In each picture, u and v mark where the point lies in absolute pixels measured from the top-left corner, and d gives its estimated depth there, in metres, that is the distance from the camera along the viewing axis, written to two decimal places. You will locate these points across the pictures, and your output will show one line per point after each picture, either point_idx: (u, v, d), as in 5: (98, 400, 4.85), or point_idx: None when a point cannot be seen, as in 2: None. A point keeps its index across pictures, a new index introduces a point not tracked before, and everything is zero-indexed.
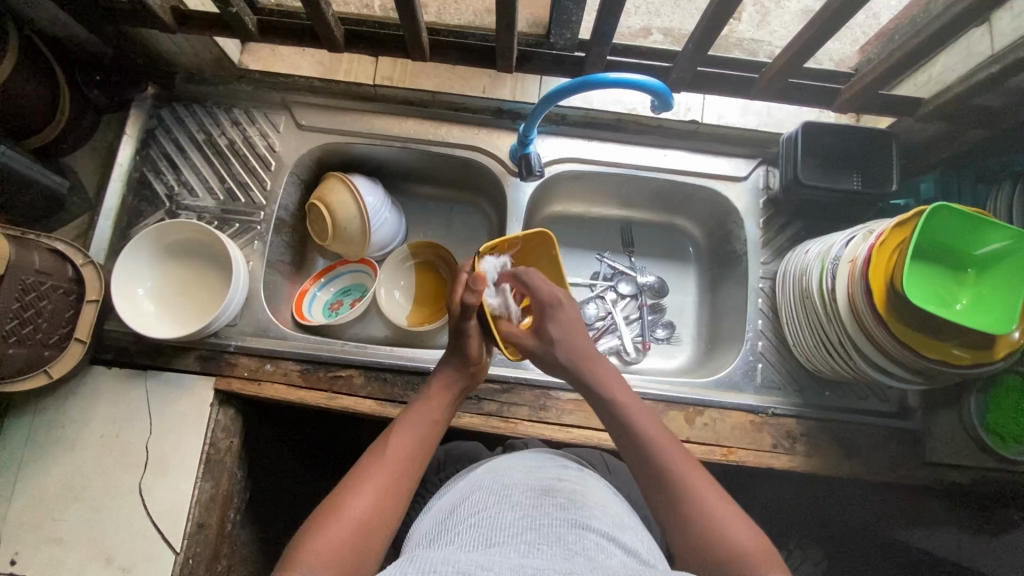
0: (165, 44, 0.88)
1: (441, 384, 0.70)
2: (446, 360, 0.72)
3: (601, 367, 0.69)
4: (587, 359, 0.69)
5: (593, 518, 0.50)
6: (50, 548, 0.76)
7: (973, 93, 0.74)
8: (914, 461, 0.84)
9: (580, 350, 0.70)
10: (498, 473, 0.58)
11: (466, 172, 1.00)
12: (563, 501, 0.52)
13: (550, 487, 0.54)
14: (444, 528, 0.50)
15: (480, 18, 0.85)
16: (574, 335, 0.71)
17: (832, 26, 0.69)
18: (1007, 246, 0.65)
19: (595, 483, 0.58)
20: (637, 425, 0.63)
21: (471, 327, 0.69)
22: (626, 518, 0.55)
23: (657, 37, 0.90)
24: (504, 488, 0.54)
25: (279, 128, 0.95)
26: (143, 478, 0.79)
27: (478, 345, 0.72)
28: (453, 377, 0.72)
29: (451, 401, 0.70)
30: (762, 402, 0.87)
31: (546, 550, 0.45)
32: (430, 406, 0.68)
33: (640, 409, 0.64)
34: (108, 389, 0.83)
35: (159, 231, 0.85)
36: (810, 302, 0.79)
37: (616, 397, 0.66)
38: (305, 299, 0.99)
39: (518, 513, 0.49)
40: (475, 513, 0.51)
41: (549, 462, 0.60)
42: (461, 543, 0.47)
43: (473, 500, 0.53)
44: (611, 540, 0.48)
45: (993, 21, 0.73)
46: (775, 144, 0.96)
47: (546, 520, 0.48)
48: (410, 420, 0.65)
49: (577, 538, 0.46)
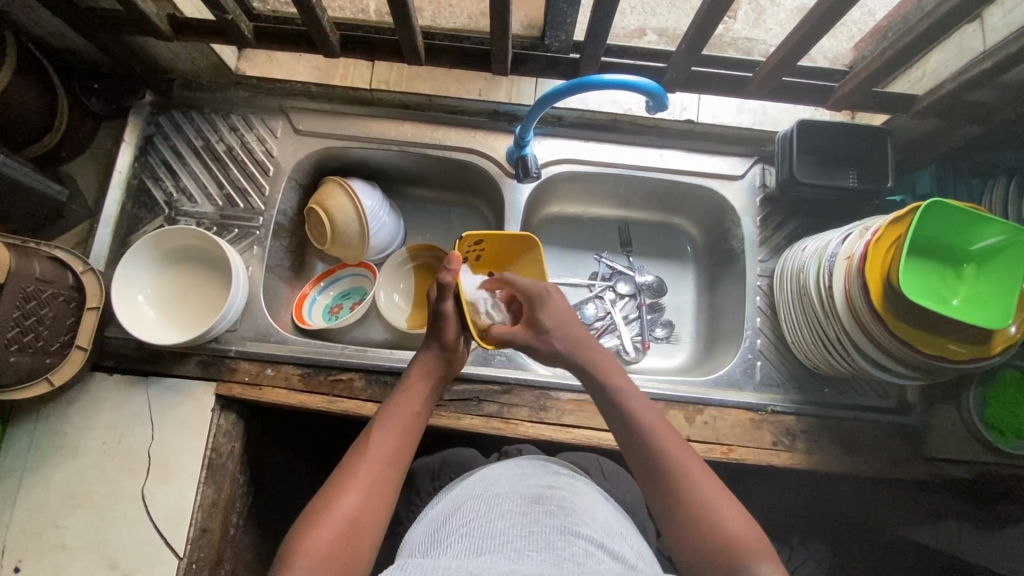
0: (162, 51, 0.88)
1: (420, 371, 0.71)
2: (426, 346, 0.73)
3: (598, 353, 0.70)
4: (581, 346, 0.71)
5: (582, 525, 0.50)
6: (54, 554, 0.77)
7: (966, 89, 0.74)
8: (914, 456, 0.84)
9: (574, 338, 0.71)
10: (489, 482, 0.58)
11: (463, 174, 1.00)
12: (553, 507, 0.52)
13: (541, 494, 0.54)
14: (437, 537, 0.51)
15: (474, 20, 0.85)
16: (565, 324, 0.72)
17: (824, 24, 0.70)
18: (1006, 241, 0.65)
19: (585, 489, 0.59)
20: (636, 417, 0.63)
21: (448, 309, 0.70)
22: (616, 524, 0.55)
23: (652, 37, 0.90)
24: (495, 497, 0.54)
25: (277, 134, 0.96)
26: (145, 483, 0.80)
27: (456, 329, 0.72)
28: (434, 363, 0.72)
29: (432, 388, 0.70)
30: (761, 399, 0.87)
31: (535, 557, 0.45)
32: (411, 394, 0.68)
33: (638, 400, 0.64)
34: (109, 395, 0.83)
35: (158, 237, 0.85)
36: (807, 299, 0.80)
37: (615, 387, 0.66)
38: (305, 302, 0.99)
39: (509, 520, 0.50)
40: (467, 522, 0.51)
41: (540, 469, 0.60)
42: (452, 552, 0.47)
43: (465, 509, 0.54)
44: (600, 546, 0.48)
45: (985, 17, 0.73)
46: (771, 142, 0.97)
47: (536, 527, 0.49)
48: (391, 412, 0.65)
49: (567, 544, 0.47)
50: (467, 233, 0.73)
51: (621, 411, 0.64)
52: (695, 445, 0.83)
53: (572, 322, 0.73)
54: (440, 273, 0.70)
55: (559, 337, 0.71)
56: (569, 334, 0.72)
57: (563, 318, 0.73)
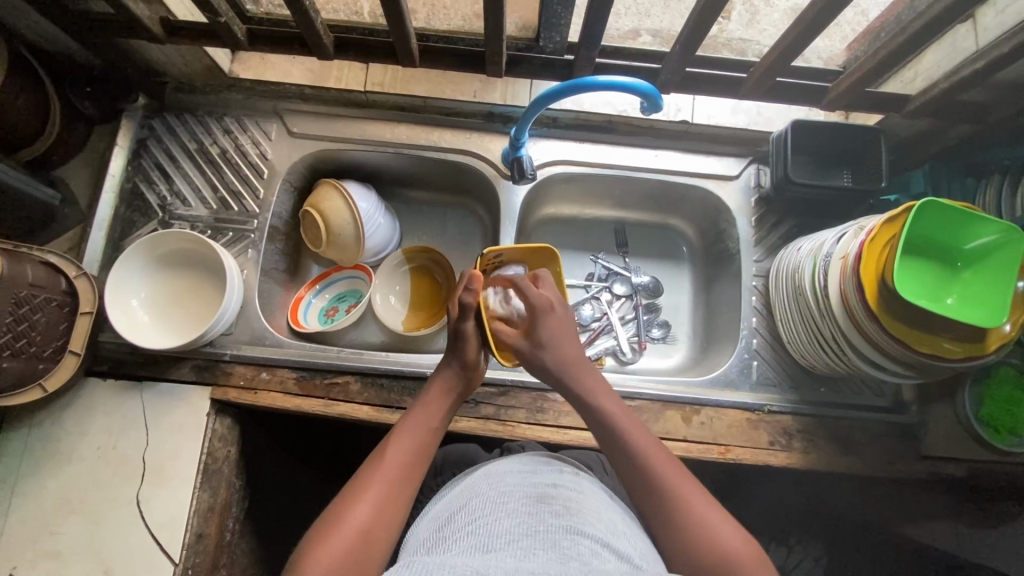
0: (155, 54, 0.88)
1: (441, 389, 0.70)
2: (447, 364, 0.72)
3: (588, 373, 0.68)
4: (574, 365, 0.68)
5: (588, 524, 0.50)
6: (48, 561, 0.76)
7: (960, 88, 0.74)
8: (909, 455, 0.85)
9: (568, 355, 0.69)
10: (493, 480, 0.58)
11: (459, 176, 1.00)
12: (558, 507, 0.52)
13: (545, 494, 0.54)
14: (442, 535, 0.51)
15: (469, 22, 0.85)
16: (564, 339, 0.70)
17: (818, 25, 0.70)
18: (998, 239, 0.66)
19: (589, 488, 0.58)
20: (624, 433, 0.62)
21: (469, 329, 0.70)
22: (621, 523, 0.55)
23: (646, 39, 0.91)
24: (500, 495, 0.54)
25: (271, 137, 0.95)
26: (140, 489, 0.79)
27: (476, 350, 0.71)
28: (453, 381, 0.70)
29: (451, 405, 0.69)
30: (758, 399, 0.87)
31: (541, 556, 0.45)
32: (429, 410, 0.67)
33: (624, 416, 0.64)
34: (104, 400, 0.82)
35: (153, 240, 0.85)
36: (803, 299, 0.80)
37: (602, 405, 0.65)
38: (300, 306, 0.99)
39: (515, 519, 0.50)
40: (473, 520, 0.51)
41: (544, 468, 0.60)
42: (457, 550, 0.47)
43: (471, 506, 0.53)
44: (605, 546, 0.48)
45: (978, 17, 0.74)
46: (765, 143, 0.97)
47: (541, 527, 0.48)
48: (408, 427, 0.64)
49: (572, 543, 0.47)
50: (487, 249, 0.77)
51: (611, 432, 0.63)
52: (692, 445, 0.84)
53: (574, 339, 0.71)
54: (462, 291, 0.71)
55: (555, 353, 0.69)
56: (565, 351, 0.69)
57: (569, 333, 0.71)
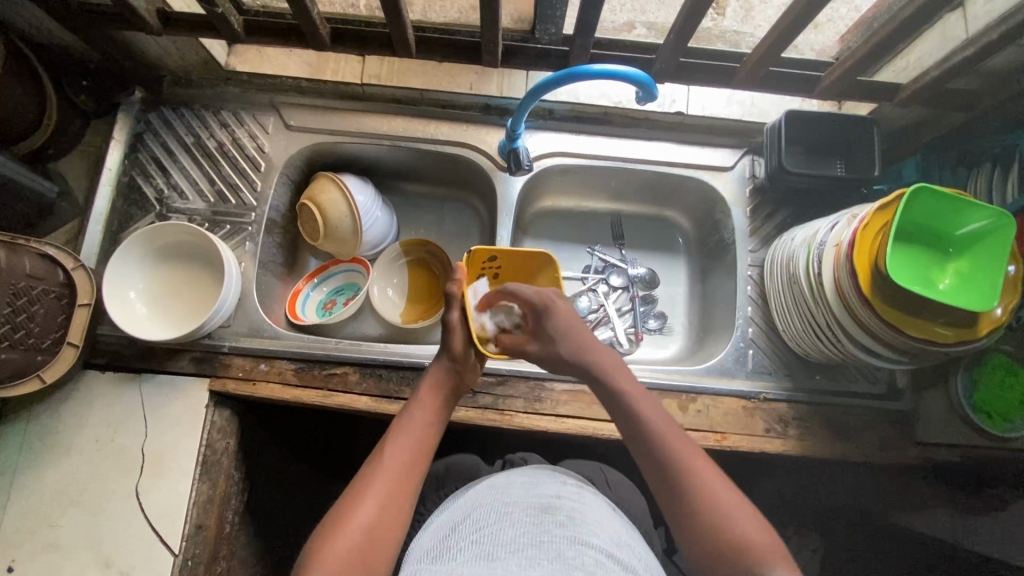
0: (151, 47, 0.88)
1: (431, 385, 0.70)
2: (437, 358, 0.72)
3: (605, 356, 0.69)
4: (586, 349, 0.69)
5: (592, 535, 0.50)
6: (48, 554, 0.76)
7: (948, 77, 0.75)
8: (904, 441, 0.86)
9: (578, 340, 0.70)
10: (497, 490, 0.58)
11: (456, 169, 1.01)
12: (563, 517, 0.52)
13: (550, 504, 0.54)
14: (447, 544, 0.51)
15: (465, 15, 0.88)
16: (570, 329, 0.71)
17: (808, 14, 0.70)
18: (986, 226, 0.67)
19: (593, 500, 0.59)
20: (638, 410, 0.63)
21: (454, 319, 0.71)
22: (624, 535, 0.55)
23: (641, 31, 0.91)
24: (505, 505, 0.55)
25: (268, 129, 0.96)
26: (139, 481, 0.79)
27: (463, 340, 0.71)
28: (444, 375, 0.71)
29: (445, 400, 0.69)
30: (753, 387, 0.88)
31: (546, 565, 0.45)
32: (422, 406, 0.67)
33: (639, 394, 0.65)
34: (102, 393, 0.83)
35: (151, 232, 0.85)
36: (798, 286, 0.80)
37: (617, 383, 0.66)
38: (298, 298, 0.99)
39: (519, 529, 0.50)
40: (478, 530, 0.51)
41: (548, 479, 0.60)
42: (463, 559, 0.47)
43: (475, 516, 0.54)
44: (609, 556, 0.49)
45: (967, 5, 0.75)
46: (760, 133, 0.98)
47: (546, 536, 0.49)
48: (404, 426, 0.64)
49: (577, 553, 0.47)
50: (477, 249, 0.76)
51: (629, 411, 0.64)
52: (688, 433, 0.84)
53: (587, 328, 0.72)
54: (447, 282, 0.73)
55: (567, 343, 0.70)
56: (573, 338, 0.70)
57: (580, 326, 0.72)
